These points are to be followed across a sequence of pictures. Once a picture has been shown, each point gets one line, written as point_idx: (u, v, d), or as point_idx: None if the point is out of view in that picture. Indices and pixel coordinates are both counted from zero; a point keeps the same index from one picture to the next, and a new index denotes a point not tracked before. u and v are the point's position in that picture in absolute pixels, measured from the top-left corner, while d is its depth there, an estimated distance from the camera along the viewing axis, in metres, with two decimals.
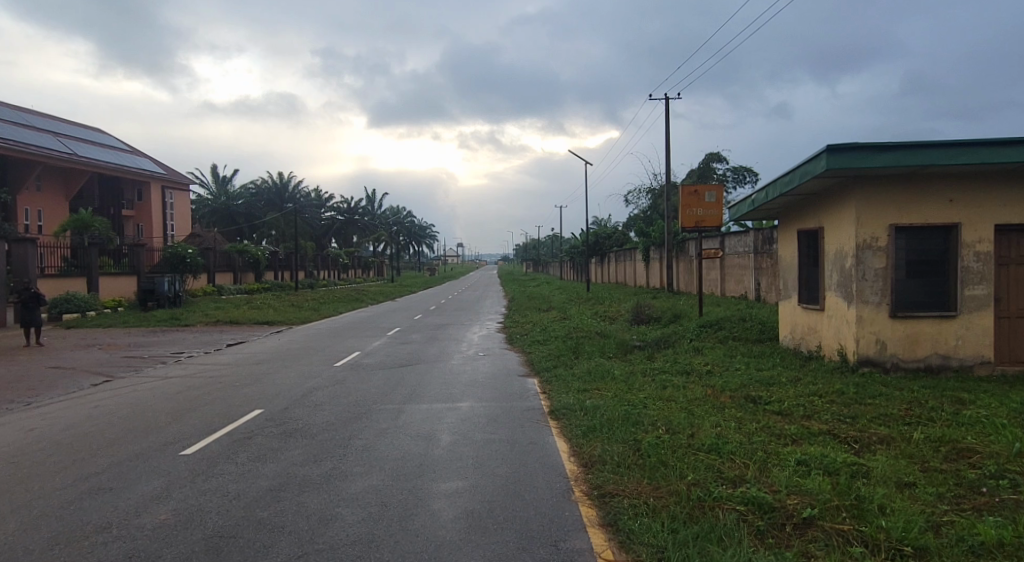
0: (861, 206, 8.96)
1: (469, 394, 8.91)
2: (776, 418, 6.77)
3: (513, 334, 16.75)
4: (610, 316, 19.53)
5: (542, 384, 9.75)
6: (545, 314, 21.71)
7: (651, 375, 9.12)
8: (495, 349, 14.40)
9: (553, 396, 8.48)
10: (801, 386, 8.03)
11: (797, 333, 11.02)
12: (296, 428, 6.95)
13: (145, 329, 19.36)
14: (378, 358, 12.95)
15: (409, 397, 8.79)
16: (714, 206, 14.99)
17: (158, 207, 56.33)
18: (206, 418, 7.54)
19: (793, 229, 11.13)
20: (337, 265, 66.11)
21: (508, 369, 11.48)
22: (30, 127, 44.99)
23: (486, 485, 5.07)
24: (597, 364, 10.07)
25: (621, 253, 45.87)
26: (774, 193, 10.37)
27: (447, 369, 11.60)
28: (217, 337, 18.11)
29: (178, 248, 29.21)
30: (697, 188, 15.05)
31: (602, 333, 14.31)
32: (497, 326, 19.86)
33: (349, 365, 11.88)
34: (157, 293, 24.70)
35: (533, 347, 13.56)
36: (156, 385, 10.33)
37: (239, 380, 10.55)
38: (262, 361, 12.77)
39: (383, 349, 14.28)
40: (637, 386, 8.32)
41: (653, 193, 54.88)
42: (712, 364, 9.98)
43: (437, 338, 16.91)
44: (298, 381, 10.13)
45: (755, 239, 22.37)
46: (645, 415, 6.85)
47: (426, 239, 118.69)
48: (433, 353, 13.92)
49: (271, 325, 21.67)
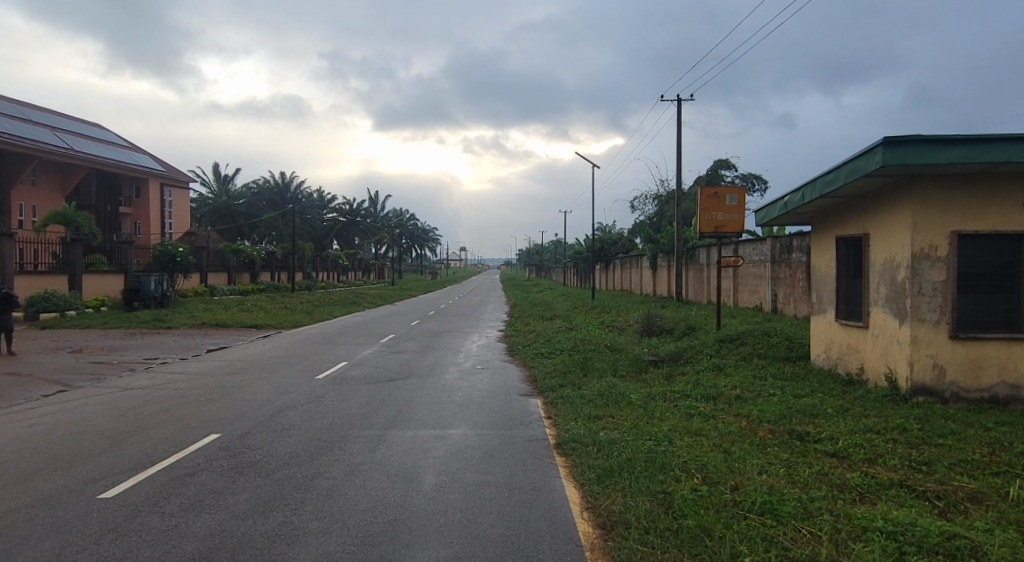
0: (919, 210, 7.78)
1: (463, 418, 7.73)
2: (833, 465, 5.57)
3: (515, 345, 15.55)
4: (618, 327, 18.32)
5: (546, 406, 8.56)
6: (548, 322, 20.53)
7: (673, 400, 7.93)
8: (495, 361, 13.25)
9: (560, 424, 7.31)
10: (853, 419, 6.82)
11: (833, 353, 9.85)
12: (252, 463, 5.74)
13: (124, 332, 18.22)
14: (365, 369, 11.79)
15: (394, 420, 7.60)
16: (735, 210, 13.81)
17: (156, 205, 55.40)
18: (147, 445, 6.31)
19: (830, 235, 9.96)
20: (337, 267, 65.08)
21: (508, 385, 10.30)
22: (28, 120, 44.23)
23: (476, 557, 3.87)
24: (610, 384, 8.88)
25: (627, 260, 44.80)
26: (812, 194, 9.20)
27: (441, 384, 10.41)
28: (198, 342, 16.97)
29: (169, 246, 28.19)
30: (718, 190, 13.87)
31: (612, 347, 13.10)
32: (498, 335, 18.67)
33: (331, 378, 10.70)
34: (143, 293, 23.59)
35: (537, 360, 12.37)
36: (112, 398, 9.15)
37: (206, 394, 9.36)
38: (239, 371, 11.58)
39: (372, 360, 13.09)
40: (658, 415, 7.15)
41: (661, 199, 53.79)
42: (742, 387, 8.75)
43: (432, 347, 15.71)
44: (270, 397, 8.93)
45: (772, 247, 21.20)
46: (672, 456, 5.67)
47: (429, 243, 117.83)
48: (426, 364, 12.74)
49: (260, 328, 20.56)
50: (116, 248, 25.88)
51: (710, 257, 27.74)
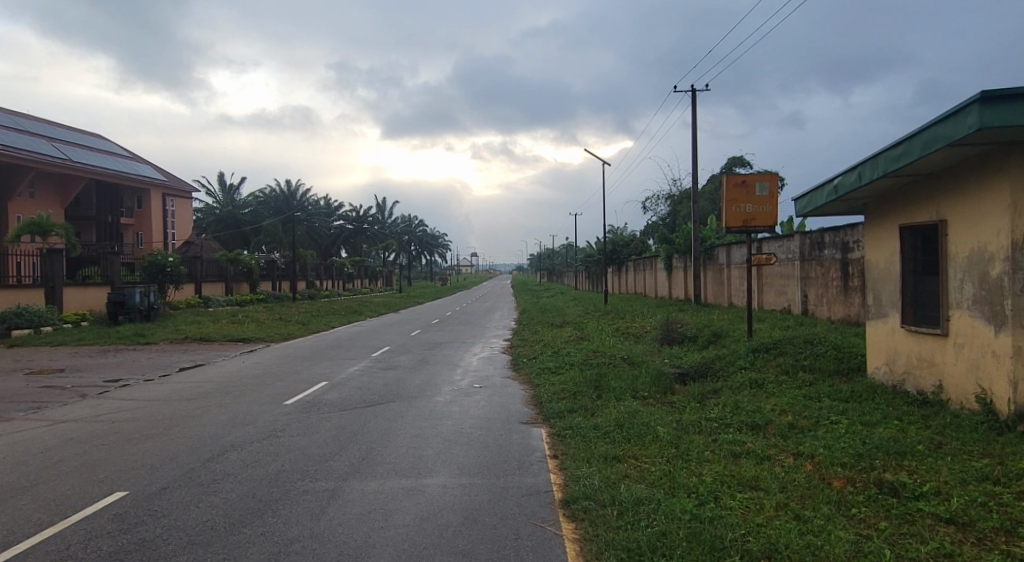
0: (1021, 186, 6.08)
1: (447, 460, 6.16)
2: (957, 540, 3.86)
3: (519, 357, 13.94)
4: (634, 334, 16.64)
5: (552, 440, 6.95)
6: (557, 330, 18.97)
7: (711, 433, 6.31)
8: (496, 377, 11.68)
9: (568, 468, 5.68)
10: (958, 462, 5.10)
11: (900, 366, 8.15)
12: (139, 546, 4.13)
13: (97, 349, 16.84)
14: (344, 392, 10.22)
15: (359, 465, 5.99)
16: (766, 200, 12.14)
17: (159, 215, 54.55)
18: (20, 513, 4.75)
19: (891, 224, 8.26)
20: (342, 275, 64.01)
21: (507, 410, 8.67)
22: (26, 132, 43.50)
23: None
24: (629, 409, 7.29)
25: (640, 262, 43.16)
26: (874, 173, 7.53)
27: (428, 409, 8.80)
28: (174, 358, 15.58)
29: (158, 256, 27.13)
30: (746, 178, 12.21)
31: (629, 359, 11.43)
32: (502, 346, 17.09)
33: (302, 404, 9.13)
34: (128, 306, 22.31)
35: (543, 377, 10.80)
36: (32, 435, 7.65)
37: (147, 427, 7.81)
38: (200, 396, 10.05)
39: (356, 378, 11.55)
40: (695, 457, 5.51)
41: (674, 199, 52.18)
42: (793, 412, 7.06)
43: (429, 361, 14.14)
44: (220, 432, 7.40)
45: (800, 243, 19.47)
46: (724, 528, 4.00)
47: (439, 249, 116.75)
48: (417, 383, 11.15)
49: (247, 342, 19.17)
50: (101, 260, 24.81)
51: (729, 257, 26.07)
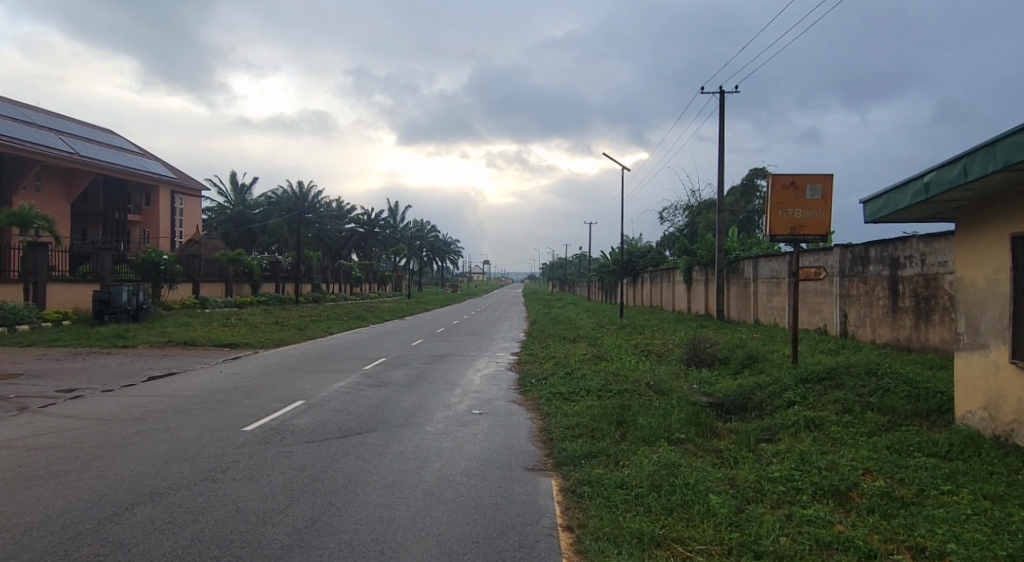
0: None
1: (424, 531, 4.56)
2: None
3: (527, 377, 12.32)
4: (655, 354, 14.93)
5: (567, 498, 5.35)
6: (570, 345, 17.30)
7: (782, 506, 4.66)
8: (499, 402, 10.08)
9: (588, 553, 4.08)
10: None
11: (1006, 411, 6.40)
12: None
13: (67, 352, 15.42)
14: (319, 416, 8.62)
15: (302, 536, 4.40)
16: (820, 205, 10.48)
17: (166, 212, 53.73)
18: None
19: (1000, 233, 6.57)
20: (350, 278, 62.78)
21: (510, 449, 7.06)
22: (33, 124, 42.72)
23: None
24: (667, 460, 5.66)
25: (657, 274, 41.45)
26: (986, 165, 5.84)
27: (415, 444, 7.22)
28: (148, 365, 14.16)
29: (152, 253, 25.86)
30: (795, 178, 10.52)
31: (655, 386, 9.74)
32: (509, 362, 15.47)
33: (263, 432, 7.55)
34: (114, 305, 21.00)
35: (554, 404, 9.18)
36: None
37: (60, 458, 6.24)
38: (148, 417, 8.48)
39: (337, 398, 9.98)
40: (770, 549, 3.87)
41: (692, 209, 50.48)
42: (881, 472, 5.38)
43: (425, 378, 12.54)
44: (144, 471, 5.83)
45: (840, 257, 17.73)
46: None
47: (451, 256, 115.50)
48: (407, 406, 9.56)
49: (234, 348, 17.74)
50: (92, 255, 23.61)
51: (756, 271, 24.33)
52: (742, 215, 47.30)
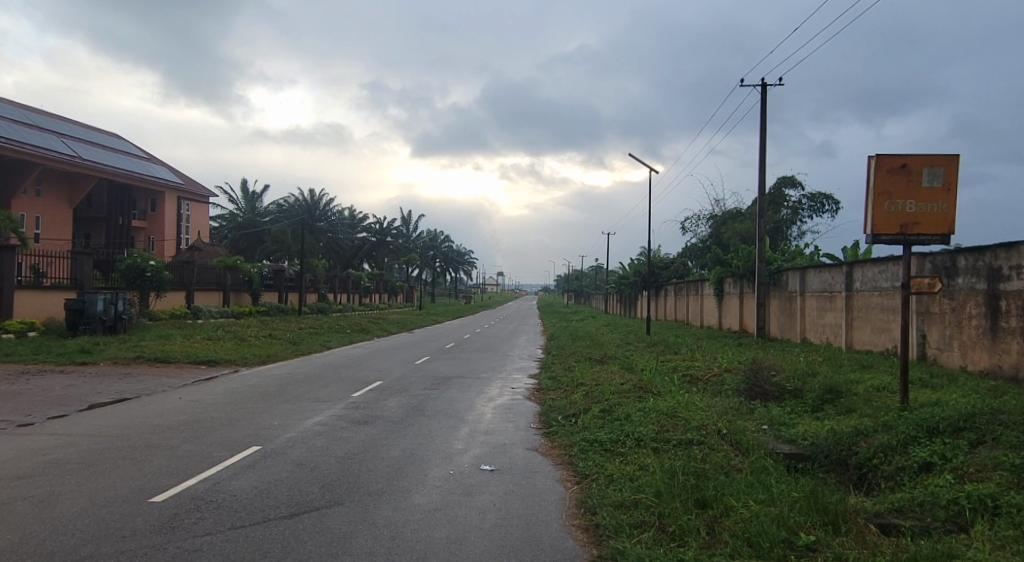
0: None
1: None
2: None
3: (550, 411, 9.92)
4: (703, 381, 12.40)
5: None
6: (598, 368, 14.87)
7: None
8: (517, 451, 7.65)
9: None
10: None
11: None
12: None
13: (15, 370, 13.30)
14: (269, 476, 6.24)
15: None
16: (941, 195, 7.95)
17: (172, 218, 52.18)
18: None
19: None
20: (359, 289, 60.83)
21: (535, 546, 4.60)
22: (35, 127, 41.30)
23: None
24: None
25: (683, 287, 38.84)
26: None
27: (393, 535, 4.76)
28: (99, 387, 11.96)
29: (138, 258, 23.90)
30: (908, 159, 7.98)
31: (728, 435, 7.24)
32: (527, 388, 13.02)
33: (175, 509, 5.16)
34: (87, 314, 18.95)
35: (591, 461, 6.69)
36: None
37: None
38: (35, 476, 6.11)
39: (303, 444, 7.57)
40: None
41: (717, 220, 47.84)
42: None
43: (424, 411, 10.09)
44: None
45: (916, 267, 15.11)
46: None
47: (466, 267, 113.32)
48: (394, 457, 7.17)
49: (212, 365, 15.51)
50: (69, 260, 21.79)
51: (804, 284, 21.65)
52: (769, 225, 44.49)
